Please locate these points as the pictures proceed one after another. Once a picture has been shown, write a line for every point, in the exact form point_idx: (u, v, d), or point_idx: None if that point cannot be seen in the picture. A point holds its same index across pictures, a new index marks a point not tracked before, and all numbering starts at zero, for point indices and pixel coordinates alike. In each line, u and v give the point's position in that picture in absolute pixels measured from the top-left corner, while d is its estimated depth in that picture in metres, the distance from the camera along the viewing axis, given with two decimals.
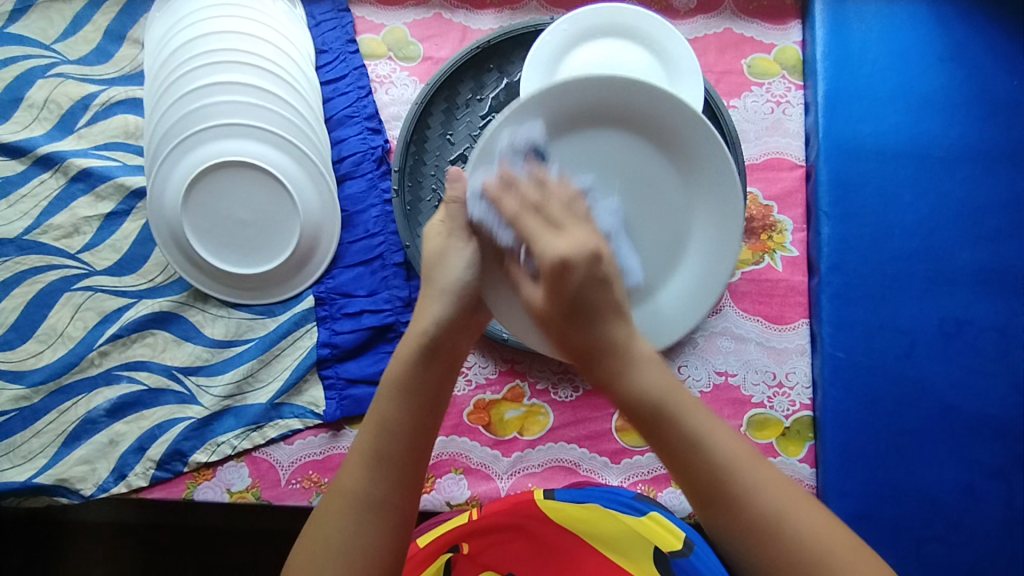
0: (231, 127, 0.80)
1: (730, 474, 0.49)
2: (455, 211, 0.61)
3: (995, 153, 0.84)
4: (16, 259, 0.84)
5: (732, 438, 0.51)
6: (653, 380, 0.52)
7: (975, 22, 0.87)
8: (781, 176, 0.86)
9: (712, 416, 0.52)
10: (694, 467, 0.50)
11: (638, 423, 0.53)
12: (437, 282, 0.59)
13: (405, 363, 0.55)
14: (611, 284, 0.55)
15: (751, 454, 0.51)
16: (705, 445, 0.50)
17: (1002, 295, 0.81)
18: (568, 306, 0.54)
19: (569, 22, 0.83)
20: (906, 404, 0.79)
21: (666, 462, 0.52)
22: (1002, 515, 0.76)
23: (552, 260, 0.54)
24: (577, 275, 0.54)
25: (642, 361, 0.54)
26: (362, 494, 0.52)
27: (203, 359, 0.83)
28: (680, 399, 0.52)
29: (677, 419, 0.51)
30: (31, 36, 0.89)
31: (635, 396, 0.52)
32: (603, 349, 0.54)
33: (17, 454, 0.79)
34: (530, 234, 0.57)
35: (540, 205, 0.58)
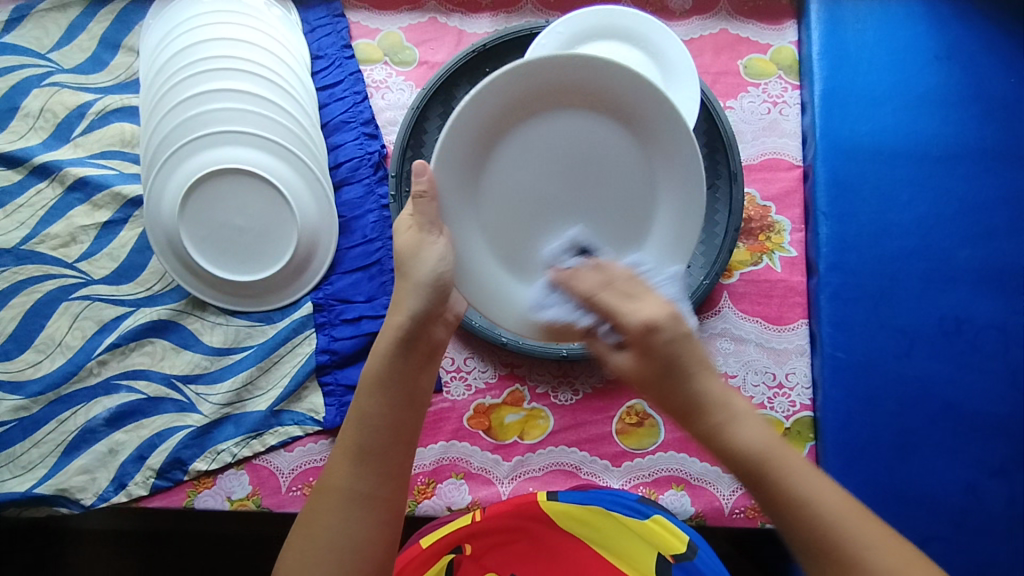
0: (227, 134, 0.80)
1: (849, 538, 0.44)
2: (424, 205, 0.60)
3: (992, 151, 0.84)
4: (14, 269, 0.84)
5: (839, 495, 0.46)
6: (753, 432, 0.48)
7: (971, 20, 0.87)
8: (779, 176, 0.86)
9: (819, 474, 0.48)
10: (803, 527, 0.46)
11: (742, 478, 0.49)
12: (411, 276, 0.58)
13: (384, 359, 0.56)
14: (694, 338, 0.52)
15: (865, 516, 0.46)
16: (813, 509, 0.46)
17: (1002, 293, 0.81)
18: (661, 367, 0.51)
19: (565, 25, 0.82)
20: (907, 404, 0.79)
21: (774, 522, 0.47)
22: (1004, 514, 0.76)
23: (639, 324, 0.52)
24: (667, 333, 0.51)
25: (742, 415, 0.50)
26: (348, 489, 0.54)
27: (202, 367, 0.82)
28: (787, 454, 0.48)
29: (784, 477, 0.47)
30: (26, 45, 0.89)
31: (738, 450, 0.48)
32: (699, 406, 0.50)
33: (17, 465, 0.79)
34: (611, 308, 0.55)
35: (609, 282, 0.57)
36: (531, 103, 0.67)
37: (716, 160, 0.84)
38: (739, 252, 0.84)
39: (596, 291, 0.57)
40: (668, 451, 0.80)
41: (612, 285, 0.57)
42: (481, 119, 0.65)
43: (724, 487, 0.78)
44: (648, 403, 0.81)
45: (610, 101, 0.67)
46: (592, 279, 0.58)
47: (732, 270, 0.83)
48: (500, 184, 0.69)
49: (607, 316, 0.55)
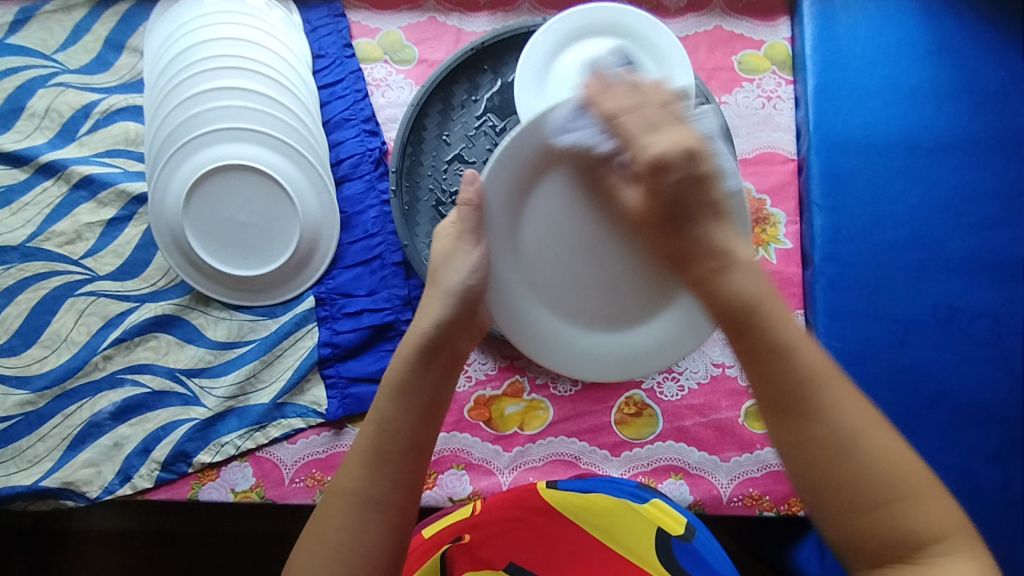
0: (230, 131, 0.81)
1: (813, 386, 0.45)
2: (468, 213, 0.60)
3: (983, 142, 0.86)
4: (20, 266, 0.85)
5: (829, 363, 0.46)
6: (749, 281, 0.48)
7: (961, 15, 0.88)
8: (773, 170, 0.87)
9: (813, 342, 0.47)
10: (782, 379, 0.45)
11: (727, 326, 0.48)
12: (441, 284, 0.59)
13: (404, 365, 0.56)
14: (711, 182, 0.51)
15: (844, 382, 0.46)
16: (792, 356, 0.46)
17: (994, 282, 0.82)
18: (667, 205, 0.51)
19: (562, 22, 0.84)
20: (902, 392, 0.80)
21: (749, 369, 0.47)
22: (1000, 499, 0.76)
23: (651, 155, 0.51)
24: (676, 172, 0.51)
25: (742, 264, 0.50)
26: (362, 494, 0.52)
27: (206, 361, 0.84)
28: (776, 304, 0.47)
29: (766, 324, 0.47)
30: (31, 46, 0.90)
31: (727, 295, 0.48)
32: (693, 250, 0.51)
33: (23, 458, 0.80)
34: (632, 135, 0.54)
35: (637, 107, 0.56)
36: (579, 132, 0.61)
37: None
38: None
39: (619, 113, 0.56)
40: (666, 441, 0.81)
41: (641, 110, 0.56)
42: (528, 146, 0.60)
43: (722, 476, 0.79)
44: (646, 393, 0.82)
45: None
46: (616, 103, 0.56)
47: None
48: (543, 213, 0.62)
49: (626, 145, 0.54)
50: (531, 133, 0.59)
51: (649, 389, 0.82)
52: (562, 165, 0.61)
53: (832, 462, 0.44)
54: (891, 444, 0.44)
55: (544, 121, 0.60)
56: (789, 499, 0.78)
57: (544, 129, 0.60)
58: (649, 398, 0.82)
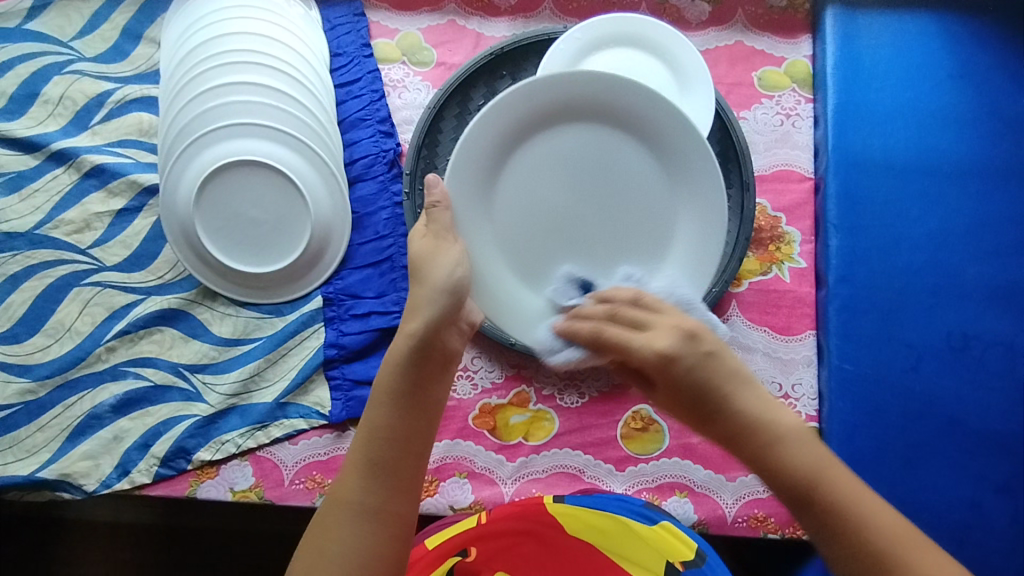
0: (245, 126, 0.80)
1: (898, 551, 0.46)
2: (438, 214, 0.64)
3: (1002, 169, 0.85)
4: (27, 253, 0.84)
5: (895, 520, 0.48)
6: (803, 456, 0.49)
7: (984, 41, 0.88)
8: (790, 188, 0.86)
9: (869, 490, 0.49)
10: (862, 547, 0.47)
11: (788, 500, 0.50)
12: (427, 281, 0.60)
13: (396, 371, 0.57)
14: (720, 358, 0.53)
15: (918, 539, 0.47)
16: (868, 526, 0.47)
17: (1009, 311, 0.81)
18: (686, 401, 0.53)
19: (583, 30, 0.84)
20: (913, 418, 0.79)
21: (817, 536, 0.49)
22: (1008, 532, 0.75)
23: (653, 356, 0.53)
24: (686, 363, 0.52)
25: (791, 435, 0.50)
26: (359, 503, 0.54)
27: (209, 357, 0.83)
28: (837, 475, 0.49)
29: (835, 497, 0.48)
30: (48, 33, 0.90)
31: (787, 472, 0.49)
32: (735, 431, 0.52)
33: (21, 448, 0.79)
34: (620, 342, 0.56)
35: (614, 314, 0.58)
36: (547, 118, 0.73)
37: (728, 169, 0.84)
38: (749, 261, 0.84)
39: (603, 329, 0.57)
40: (672, 458, 0.80)
41: (618, 320, 0.57)
42: (499, 126, 0.72)
43: (727, 496, 0.78)
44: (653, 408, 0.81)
45: (619, 115, 0.73)
46: (590, 323, 0.59)
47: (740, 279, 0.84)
48: (515, 195, 0.74)
49: (624, 351, 0.55)
50: (504, 113, 0.71)
51: None
52: (549, 133, 0.74)
53: None
54: (932, 557, 0.46)
55: (513, 107, 0.71)
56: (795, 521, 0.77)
57: (531, 104, 0.72)
58: (656, 414, 0.81)
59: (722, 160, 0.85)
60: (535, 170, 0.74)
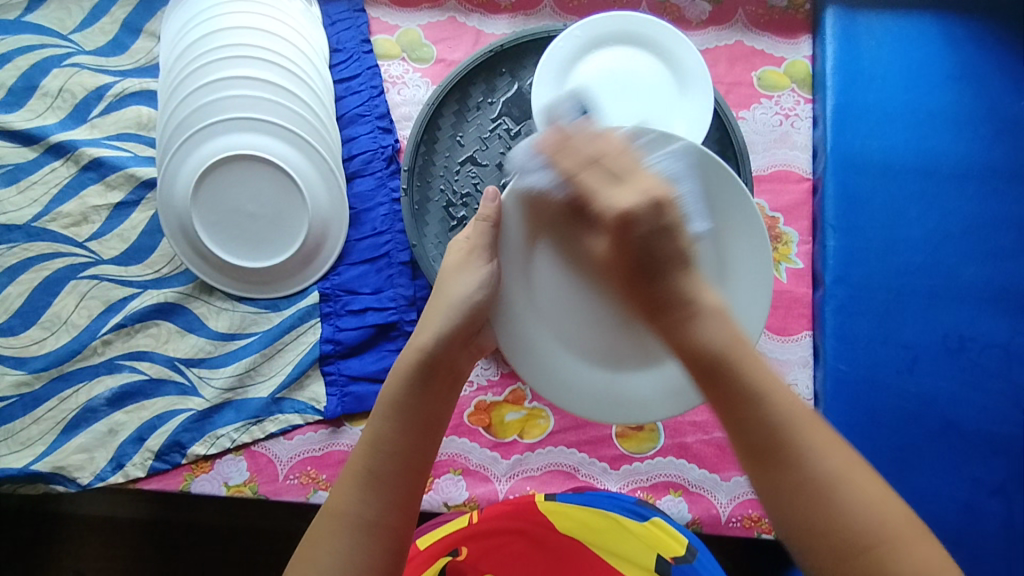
0: (243, 120, 0.80)
1: (790, 430, 0.48)
2: (483, 229, 0.62)
3: (1001, 171, 0.85)
4: (24, 245, 0.84)
5: (798, 406, 0.49)
6: (716, 328, 0.52)
7: (983, 43, 0.88)
8: (788, 188, 0.86)
9: (784, 387, 0.51)
10: (756, 427, 0.48)
11: (696, 372, 0.52)
12: (445, 297, 0.61)
13: (403, 383, 0.57)
14: (676, 233, 0.54)
15: (820, 429, 0.49)
16: (768, 400, 0.49)
17: (1005, 314, 0.81)
18: (634, 257, 0.54)
19: (583, 28, 0.83)
20: (909, 419, 0.78)
21: (719, 405, 0.51)
22: (1001, 534, 0.75)
23: (616, 212, 0.54)
24: (643, 226, 0.53)
25: (714, 313, 0.53)
26: (356, 516, 0.53)
27: (206, 351, 0.83)
28: (745, 350, 0.51)
29: (742, 366, 0.50)
30: (48, 25, 0.90)
31: (699, 343, 0.51)
32: (671, 299, 0.54)
33: (16, 440, 0.79)
34: (592, 189, 0.56)
35: (598, 158, 0.57)
36: None
37: None
38: None
39: (579, 171, 0.57)
40: (667, 457, 0.80)
41: (601, 166, 0.57)
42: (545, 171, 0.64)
43: (721, 496, 0.78)
44: None
45: None
46: (574, 156, 0.58)
47: None
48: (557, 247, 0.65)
49: (593, 197, 0.56)
50: None
51: None
52: None
53: (804, 497, 0.47)
54: (822, 434, 0.48)
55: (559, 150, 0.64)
56: None
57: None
58: None
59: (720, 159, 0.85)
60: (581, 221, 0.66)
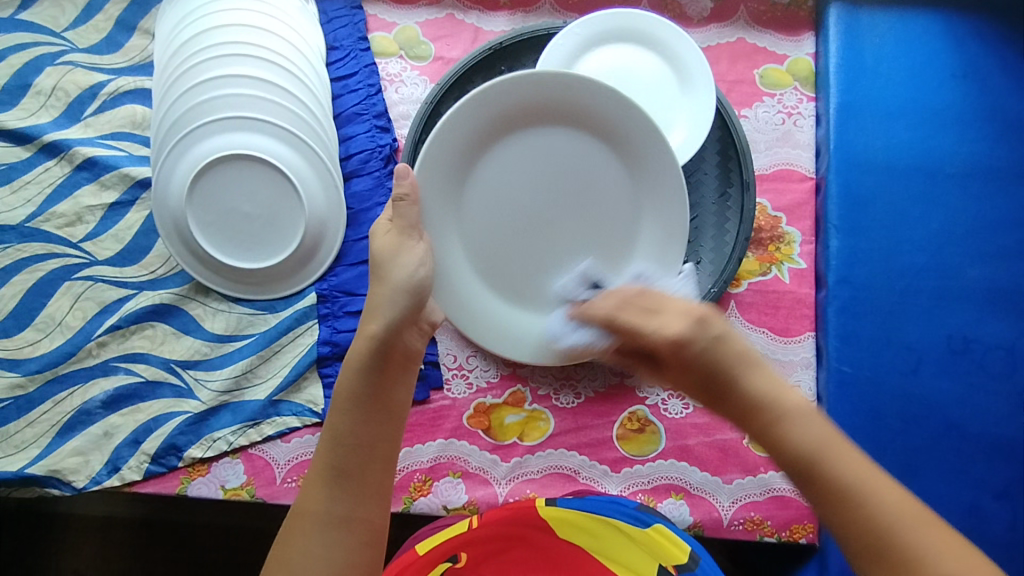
0: (238, 120, 0.79)
1: (898, 532, 0.45)
2: (404, 208, 0.63)
3: (1006, 171, 0.84)
4: (17, 246, 0.83)
5: (903, 499, 0.46)
6: (805, 434, 0.48)
7: (988, 41, 0.87)
8: (791, 187, 0.85)
9: (886, 478, 0.47)
10: (855, 530, 0.46)
11: (787, 471, 0.49)
12: (387, 281, 0.59)
13: (356, 374, 0.56)
14: (729, 340, 0.52)
15: (923, 520, 0.46)
16: (866, 505, 0.46)
17: (1009, 315, 0.81)
18: (694, 376, 0.52)
19: (583, 26, 0.82)
20: (912, 421, 0.78)
21: (813, 504, 0.48)
22: (1006, 537, 0.75)
23: (666, 340, 0.52)
24: (697, 347, 0.51)
25: (795, 415, 0.49)
26: (325, 512, 0.54)
27: (202, 353, 0.82)
28: (840, 449, 0.48)
29: (835, 472, 0.47)
30: (41, 23, 0.88)
31: (785, 448, 0.49)
32: (747, 405, 0.50)
33: (10, 443, 0.78)
34: (631, 325, 0.55)
35: (625, 301, 0.57)
36: (522, 119, 0.74)
37: (728, 168, 0.83)
38: (748, 261, 0.83)
39: (616, 314, 0.57)
40: (668, 459, 0.79)
41: (634, 304, 0.57)
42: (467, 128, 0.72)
43: (723, 499, 0.77)
44: (650, 409, 0.80)
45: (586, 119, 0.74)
46: (609, 308, 0.58)
47: (740, 280, 0.82)
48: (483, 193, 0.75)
49: (632, 336, 0.55)
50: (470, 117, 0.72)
51: (652, 406, 0.80)
52: (515, 136, 0.75)
53: None
54: (935, 533, 0.45)
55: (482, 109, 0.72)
56: (792, 525, 0.76)
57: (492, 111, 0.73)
58: (653, 415, 0.80)
59: (723, 158, 0.84)
60: (503, 169, 0.75)
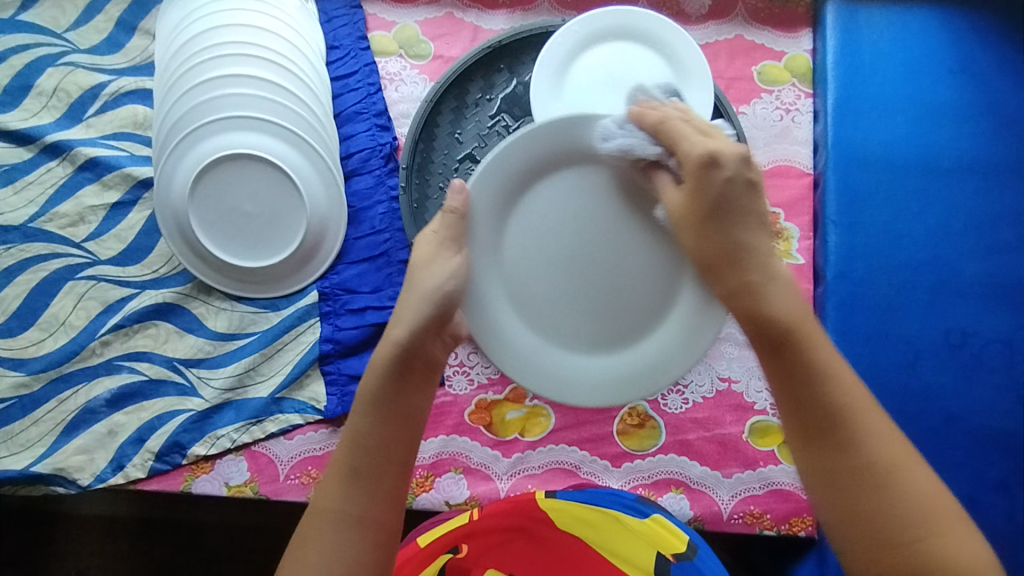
0: (239, 119, 0.80)
1: (847, 416, 0.51)
2: (452, 221, 0.62)
3: (1003, 167, 0.84)
4: (21, 246, 0.83)
5: (859, 391, 0.52)
6: (790, 303, 0.54)
7: (985, 36, 0.87)
8: (789, 183, 0.86)
9: (838, 359, 0.54)
10: (813, 405, 0.52)
11: (761, 342, 0.54)
12: (415, 289, 0.60)
13: (378, 376, 0.57)
14: (758, 191, 0.58)
15: (875, 411, 0.52)
16: (830, 383, 0.52)
17: (1006, 308, 0.81)
18: (709, 203, 0.56)
19: (581, 24, 0.83)
20: (911, 415, 0.78)
21: (775, 381, 0.54)
22: (1004, 529, 0.75)
23: (702, 153, 0.57)
24: (726, 171, 0.56)
25: (780, 283, 0.55)
26: (341, 512, 0.53)
27: (205, 351, 0.82)
28: (813, 326, 0.54)
29: (809, 342, 0.53)
30: (42, 24, 0.89)
31: (768, 313, 0.54)
32: (736, 261, 0.56)
33: (15, 442, 0.79)
34: (679, 137, 0.59)
35: (685, 117, 0.61)
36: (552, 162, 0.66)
37: None
38: None
39: (665, 121, 0.60)
40: (668, 454, 0.79)
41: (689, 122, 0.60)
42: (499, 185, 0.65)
43: (723, 493, 0.78)
44: (650, 405, 0.80)
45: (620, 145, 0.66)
46: (662, 114, 0.61)
47: None
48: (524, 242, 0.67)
49: (676, 145, 0.59)
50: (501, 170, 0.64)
51: (653, 401, 0.81)
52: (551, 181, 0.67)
53: (859, 487, 0.50)
54: (882, 431, 0.51)
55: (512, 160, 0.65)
56: (790, 518, 0.77)
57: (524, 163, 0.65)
58: (653, 410, 0.80)
59: None
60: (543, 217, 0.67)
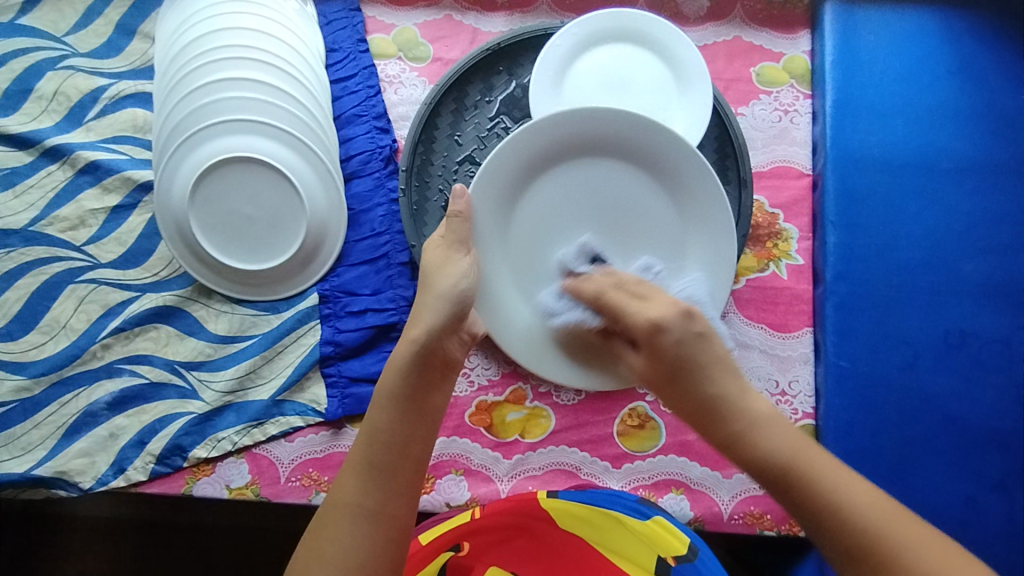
0: (239, 122, 0.80)
1: (928, 572, 0.44)
2: (457, 224, 0.69)
3: (1001, 167, 0.85)
4: (21, 250, 0.84)
5: (936, 543, 0.46)
6: (778, 441, 0.51)
7: (983, 37, 0.87)
8: (788, 184, 0.86)
9: (863, 488, 0.48)
10: (888, 568, 0.45)
11: (772, 490, 0.50)
12: (432, 290, 0.64)
13: (398, 373, 0.58)
14: (710, 339, 0.58)
15: (968, 563, 0.45)
16: (880, 534, 0.46)
17: (1005, 308, 0.81)
18: (665, 364, 0.57)
19: (580, 26, 0.83)
20: (910, 415, 0.78)
21: (817, 537, 0.48)
22: (1004, 529, 0.75)
23: (646, 323, 0.59)
24: (672, 333, 0.58)
25: (765, 422, 0.52)
26: (357, 505, 0.54)
27: (205, 354, 0.82)
28: (814, 455, 0.49)
29: (812, 478, 0.48)
30: (42, 28, 0.89)
31: (762, 457, 0.50)
32: (717, 413, 0.54)
33: (16, 445, 0.79)
34: (619, 306, 0.63)
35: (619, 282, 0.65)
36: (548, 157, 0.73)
37: (725, 166, 0.84)
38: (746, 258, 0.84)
39: (605, 293, 0.64)
40: (668, 455, 0.80)
41: (621, 287, 0.64)
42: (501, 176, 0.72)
43: (723, 493, 0.78)
44: (650, 406, 0.81)
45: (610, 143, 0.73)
46: (596, 286, 0.66)
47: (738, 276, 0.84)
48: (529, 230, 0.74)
49: (619, 316, 0.62)
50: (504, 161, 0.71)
51: (653, 402, 0.81)
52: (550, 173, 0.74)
53: None
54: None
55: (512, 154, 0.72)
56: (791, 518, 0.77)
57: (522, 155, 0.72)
58: (653, 411, 0.81)
59: (720, 156, 0.84)
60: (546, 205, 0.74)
